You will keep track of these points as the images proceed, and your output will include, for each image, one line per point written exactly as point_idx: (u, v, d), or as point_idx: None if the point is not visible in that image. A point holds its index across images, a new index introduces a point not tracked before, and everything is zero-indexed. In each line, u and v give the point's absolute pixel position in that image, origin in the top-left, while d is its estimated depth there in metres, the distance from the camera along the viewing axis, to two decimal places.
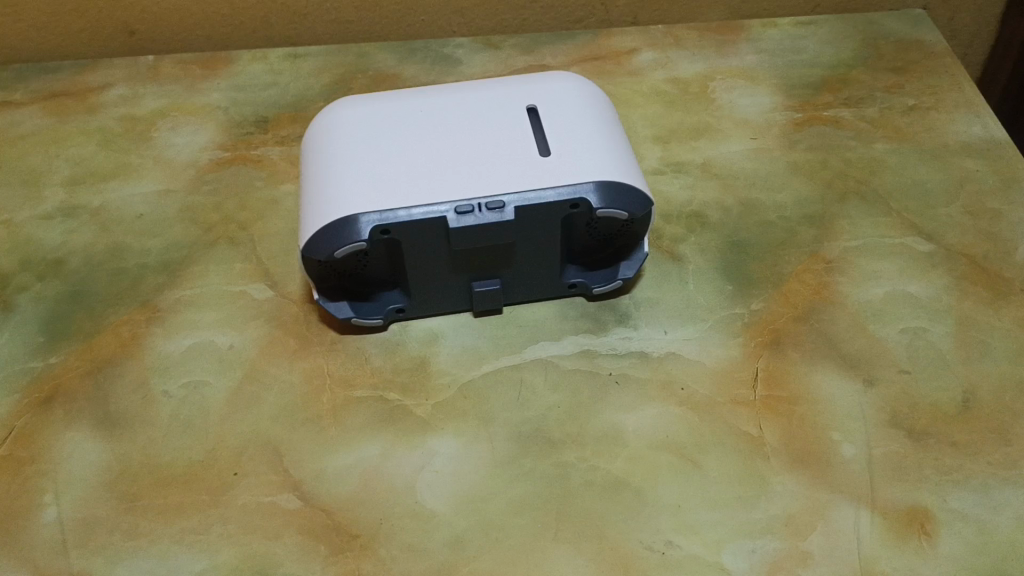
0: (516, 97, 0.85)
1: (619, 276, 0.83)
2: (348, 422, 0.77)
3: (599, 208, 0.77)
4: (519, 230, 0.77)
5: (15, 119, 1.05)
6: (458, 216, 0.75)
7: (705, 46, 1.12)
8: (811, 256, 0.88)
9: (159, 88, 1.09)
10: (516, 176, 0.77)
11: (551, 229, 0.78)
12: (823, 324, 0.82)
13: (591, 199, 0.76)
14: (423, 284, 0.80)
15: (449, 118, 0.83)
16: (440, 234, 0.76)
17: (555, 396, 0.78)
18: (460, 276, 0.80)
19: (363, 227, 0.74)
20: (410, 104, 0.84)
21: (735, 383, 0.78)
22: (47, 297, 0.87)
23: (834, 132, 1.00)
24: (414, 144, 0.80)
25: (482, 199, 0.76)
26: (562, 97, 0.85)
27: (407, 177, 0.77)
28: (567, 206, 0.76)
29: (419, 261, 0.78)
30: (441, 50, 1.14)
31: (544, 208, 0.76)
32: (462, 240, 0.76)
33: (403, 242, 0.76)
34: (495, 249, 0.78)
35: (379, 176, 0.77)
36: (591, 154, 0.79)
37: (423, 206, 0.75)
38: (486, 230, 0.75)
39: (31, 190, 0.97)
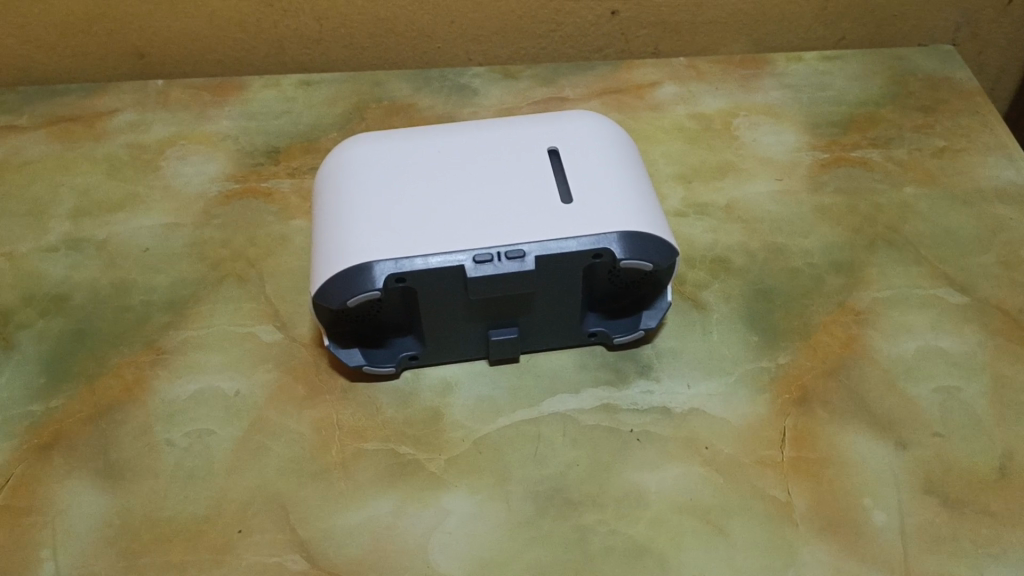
0: (538, 139, 0.82)
1: (641, 326, 0.80)
2: (358, 477, 0.74)
3: (623, 259, 0.74)
4: (539, 280, 0.74)
5: (20, 144, 1.03)
6: (477, 265, 0.72)
7: (729, 81, 1.09)
8: (840, 306, 0.85)
9: (169, 115, 1.06)
10: (538, 224, 0.74)
11: (573, 279, 0.75)
12: (852, 381, 0.79)
13: (615, 249, 0.73)
14: (438, 332, 0.77)
15: (468, 159, 0.80)
16: (457, 283, 0.73)
17: (574, 453, 0.75)
18: (477, 324, 0.77)
19: (378, 275, 0.71)
20: (427, 143, 0.81)
21: (762, 443, 0.75)
22: (49, 334, 0.84)
23: (862, 174, 0.97)
24: (432, 187, 0.77)
25: (502, 247, 0.73)
26: (585, 139, 0.82)
27: (424, 223, 0.74)
28: (590, 256, 0.73)
29: (435, 310, 0.75)
30: (457, 79, 1.11)
31: (566, 258, 0.73)
32: (480, 290, 0.73)
33: (419, 290, 0.73)
34: (514, 298, 0.75)
35: (395, 221, 0.74)
36: (615, 202, 0.76)
37: (440, 254, 0.72)
38: (506, 280, 0.72)
39: (35, 220, 0.95)
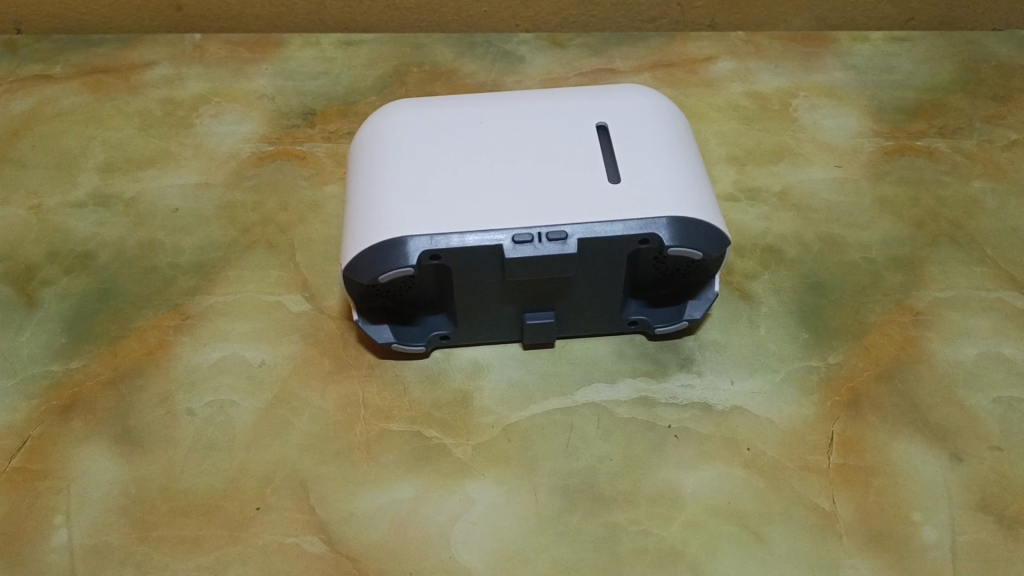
0: (586, 113, 0.77)
1: (684, 316, 0.76)
2: (382, 459, 0.71)
3: (671, 246, 0.69)
4: (580, 265, 0.70)
5: (52, 94, 1.00)
6: (515, 245, 0.68)
7: (789, 59, 1.04)
8: (897, 305, 0.80)
9: (204, 70, 1.03)
10: (582, 205, 0.70)
11: (617, 264, 0.71)
12: (907, 386, 0.75)
13: (663, 234, 0.69)
14: (471, 313, 0.74)
15: (511, 132, 0.76)
16: (495, 263, 0.69)
17: (608, 446, 0.71)
18: (513, 306, 0.74)
19: (411, 251, 0.68)
20: (469, 113, 0.77)
21: (807, 447, 0.71)
22: (73, 293, 0.82)
23: (926, 164, 0.92)
24: (472, 160, 0.74)
25: (543, 228, 0.69)
26: (636, 115, 0.77)
27: (462, 198, 0.71)
28: (636, 241, 0.69)
29: (470, 289, 0.71)
30: (503, 46, 1.06)
31: (611, 242, 0.69)
32: (517, 272, 0.69)
33: (453, 268, 0.70)
34: (553, 282, 0.71)
35: (431, 195, 0.71)
36: (665, 184, 0.72)
37: (478, 231, 0.68)
38: (546, 263, 0.68)
39: (64, 173, 0.92)
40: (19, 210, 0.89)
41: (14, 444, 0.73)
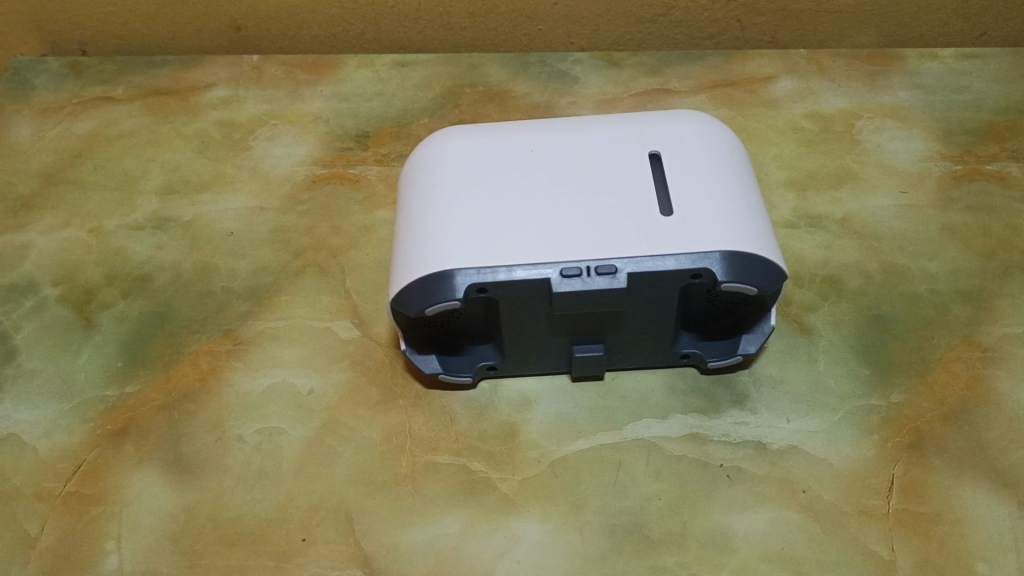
0: (639, 140, 0.76)
1: (738, 351, 0.74)
2: (428, 491, 0.71)
3: (724, 281, 0.67)
4: (630, 300, 0.68)
5: (115, 116, 1.02)
6: (563, 279, 0.67)
7: (853, 77, 1.00)
8: (964, 341, 0.77)
9: (261, 91, 1.04)
10: (634, 237, 0.68)
11: (668, 299, 0.69)
12: (974, 428, 0.71)
13: (716, 269, 0.67)
14: (518, 344, 0.73)
15: (562, 160, 0.75)
16: (543, 296, 0.68)
17: (656, 484, 0.70)
18: (561, 338, 0.72)
19: (459, 284, 0.67)
20: (520, 140, 0.76)
21: (865, 491, 0.68)
22: (129, 316, 0.84)
23: (998, 190, 0.88)
24: (521, 189, 0.72)
25: (593, 262, 0.67)
26: (691, 143, 0.75)
27: (511, 230, 0.70)
28: (687, 276, 0.67)
29: (517, 321, 0.70)
30: (557, 65, 1.05)
31: (662, 277, 0.67)
32: (565, 306, 0.68)
33: (501, 301, 0.69)
34: (602, 316, 0.70)
35: (480, 225, 0.70)
36: (719, 217, 0.70)
37: (527, 265, 0.67)
38: (595, 297, 0.67)
39: (124, 196, 0.94)
40: (80, 232, 0.91)
41: (70, 467, 0.74)
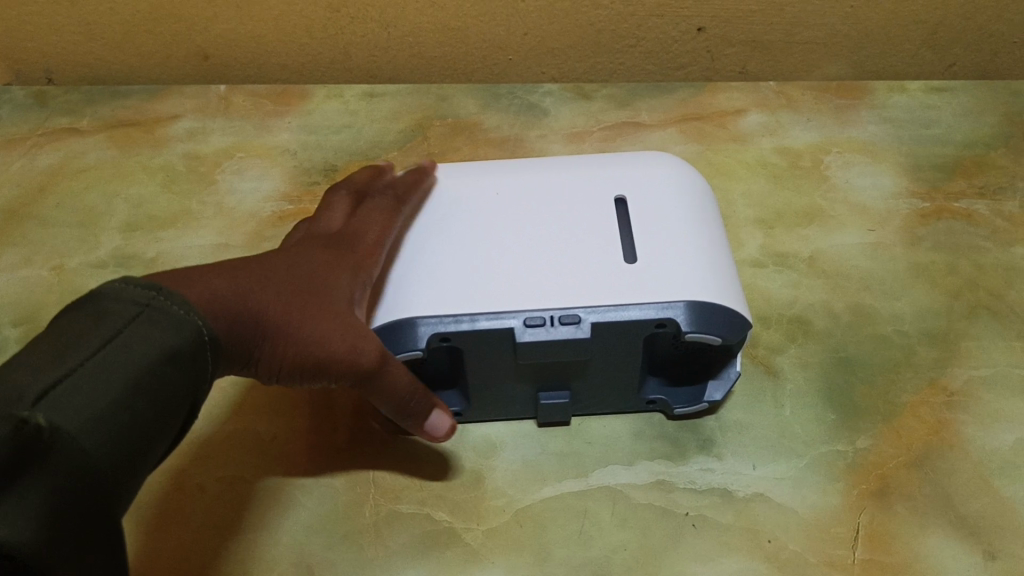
0: (605, 185, 0.75)
1: (704, 398, 0.73)
2: (390, 543, 0.69)
3: (687, 331, 0.66)
4: (594, 350, 0.67)
5: (79, 148, 1.01)
6: (527, 330, 0.66)
7: (823, 111, 1.01)
8: (930, 385, 0.77)
9: (228, 123, 1.03)
10: (598, 286, 0.68)
11: (633, 349, 0.68)
12: (939, 474, 0.71)
13: (679, 319, 0.66)
14: (484, 390, 0.72)
15: (527, 206, 0.74)
16: (507, 346, 0.67)
17: (622, 533, 0.69)
18: (526, 384, 0.72)
19: (420, 334, 0.66)
20: (485, 184, 0.76)
21: (831, 541, 0.68)
22: None
23: (965, 229, 0.88)
24: (486, 235, 0.72)
25: (556, 311, 0.67)
26: (657, 188, 0.75)
27: (474, 278, 0.69)
28: (651, 325, 0.67)
29: (481, 369, 0.70)
30: (527, 97, 1.05)
31: (627, 327, 0.66)
32: (529, 355, 0.67)
33: (464, 350, 0.68)
34: (567, 365, 0.69)
35: (444, 273, 0.69)
36: (684, 266, 0.69)
37: (490, 314, 0.67)
38: (559, 347, 0.66)
39: (88, 232, 0.93)
40: (42, 270, 0.89)
41: None
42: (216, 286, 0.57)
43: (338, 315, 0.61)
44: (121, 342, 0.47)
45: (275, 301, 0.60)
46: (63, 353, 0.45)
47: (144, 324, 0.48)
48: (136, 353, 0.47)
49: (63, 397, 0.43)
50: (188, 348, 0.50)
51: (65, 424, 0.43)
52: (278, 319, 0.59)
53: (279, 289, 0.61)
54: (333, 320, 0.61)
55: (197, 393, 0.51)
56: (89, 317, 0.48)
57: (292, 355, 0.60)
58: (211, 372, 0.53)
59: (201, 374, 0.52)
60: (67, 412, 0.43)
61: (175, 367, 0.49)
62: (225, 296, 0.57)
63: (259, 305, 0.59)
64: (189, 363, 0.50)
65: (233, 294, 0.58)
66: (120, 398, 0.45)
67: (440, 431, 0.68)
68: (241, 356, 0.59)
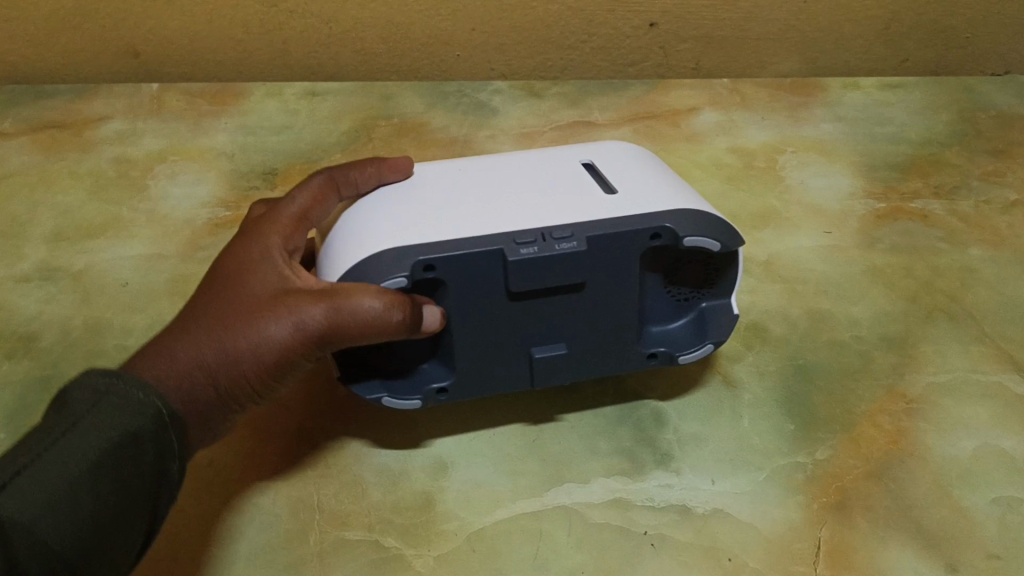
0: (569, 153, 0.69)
1: (707, 339, 0.65)
2: (334, 570, 0.65)
3: (684, 235, 0.58)
4: (591, 267, 0.58)
5: (0, 152, 0.95)
6: (517, 246, 0.56)
7: (777, 110, 1.00)
8: (889, 392, 0.75)
9: (162, 125, 0.98)
10: (586, 211, 0.59)
11: (630, 265, 0.59)
12: (899, 484, 0.69)
13: (675, 224, 0.58)
14: (469, 355, 0.61)
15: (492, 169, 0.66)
16: (494, 272, 0.57)
17: (579, 554, 0.66)
18: (518, 341, 0.61)
19: (398, 262, 0.56)
20: (441, 163, 0.69)
21: (791, 558, 0.65)
22: (11, 380, 0.75)
23: (921, 230, 0.87)
24: (450, 188, 0.64)
25: (546, 229, 0.57)
26: (619, 152, 0.69)
27: (447, 214, 0.60)
28: (647, 237, 0.58)
29: (468, 322, 0.59)
30: (476, 96, 1.01)
31: (624, 238, 0.58)
32: (524, 281, 0.57)
33: (447, 283, 0.57)
34: (556, 299, 0.60)
35: (413, 215, 0.60)
36: (663, 189, 0.62)
37: (470, 237, 0.57)
38: (554, 265, 0.56)
39: (9, 243, 0.87)
40: None
41: None
42: (159, 365, 0.50)
43: (277, 304, 0.54)
44: (76, 432, 0.43)
45: (213, 331, 0.53)
46: (16, 451, 0.41)
47: (105, 412, 0.44)
48: (96, 445, 0.43)
49: (16, 491, 0.39)
50: (151, 435, 0.46)
51: (19, 520, 0.39)
52: (234, 350, 0.53)
53: (215, 322, 0.54)
54: (275, 312, 0.54)
55: (163, 477, 0.47)
56: (52, 415, 0.44)
57: (265, 369, 0.53)
58: (177, 450, 0.48)
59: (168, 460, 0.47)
60: (16, 508, 0.39)
61: (138, 460, 0.45)
62: (175, 372, 0.50)
63: (207, 355, 0.52)
64: (152, 454, 0.46)
65: (187, 354, 0.52)
66: (77, 490, 0.41)
67: (434, 325, 0.57)
68: (220, 409, 0.53)
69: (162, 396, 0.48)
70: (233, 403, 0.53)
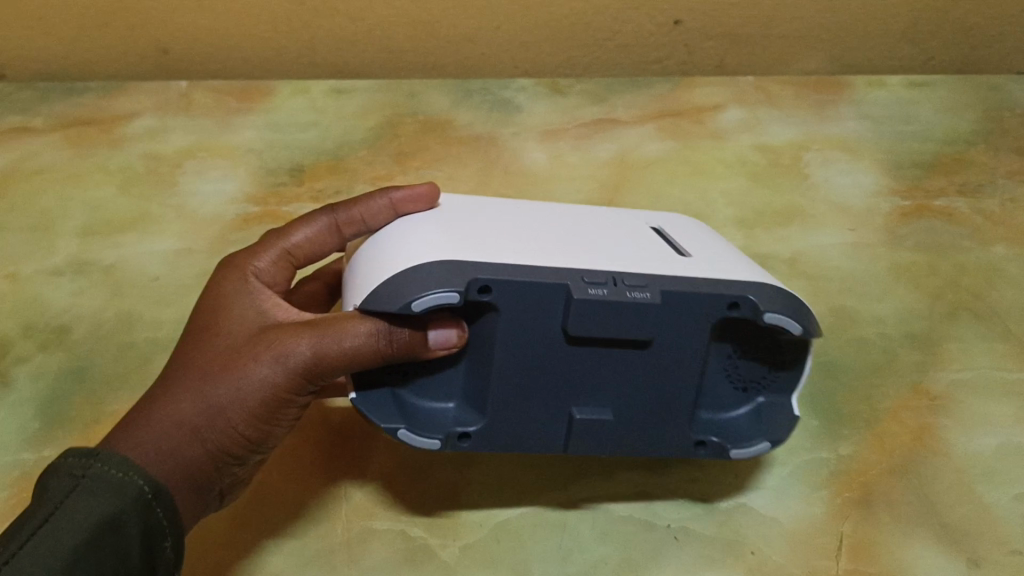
0: (643, 226, 0.69)
1: (766, 437, 0.61)
2: (363, 560, 0.67)
3: (765, 310, 0.56)
4: (659, 321, 0.56)
5: (32, 149, 0.97)
6: (586, 286, 0.54)
7: (802, 108, 1.00)
8: (913, 389, 0.75)
9: (190, 122, 0.99)
10: (659, 266, 0.58)
11: (700, 333, 0.57)
12: (922, 480, 0.70)
13: (757, 299, 0.56)
14: (507, 396, 0.58)
15: (563, 223, 0.66)
16: (556, 309, 0.55)
17: (602, 547, 0.67)
18: (562, 392, 0.58)
19: (458, 275, 0.54)
20: (513, 210, 0.68)
21: (814, 551, 0.66)
22: (47, 372, 0.78)
23: (946, 228, 0.87)
24: (518, 229, 0.63)
25: (621, 275, 0.56)
26: (699, 235, 0.69)
27: (514, 248, 0.58)
28: (724, 305, 0.56)
29: (514, 358, 0.56)
30: (501, 93, 1.02)
31: (697, 297, 0.56)
32: (584, 322, 0.55)
33: (499, 309, 0.55)
34: (615, 352, 0.57)
35: (476, 242, 0.59)
36: (743, 270, 0.61)
37: (541, 266, 0.55)
38: (620, 311, 0.54)
39: (42, 238, 0.89)
40: None
41: None
42: (145, 438, 0.54)
43: (260, 346, 0.56)
44: (58, 519, 0.48)
45: (192, 395, 0.56)
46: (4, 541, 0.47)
47: (85, 495, 0.49)
48: (75, 528, 0.48)
49: None
50: (133, 512, 0.50)
51: None
52: (220, 403, 0.56)
53: (204, 373, 0.57)
54: (253, 362, 0.56)
55: (156, 547, 0.52)
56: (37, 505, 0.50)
57: (254, 414, 0.56)
58: (167, 514, 0.53)
59: (155, 528, 0.52)
60: None
61: (121, 533, 0.49)
62: (159, 434, 0.54)
63: (195, 411, 0.55)
64: (138, 527, 0.50)
65: (173, 421, 0.55)
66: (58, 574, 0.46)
67: (452, 342, 0.55)
68: (213, 458, 0.56)
69: (144, 471, 0.52)
70: (228, 451, 0.57)
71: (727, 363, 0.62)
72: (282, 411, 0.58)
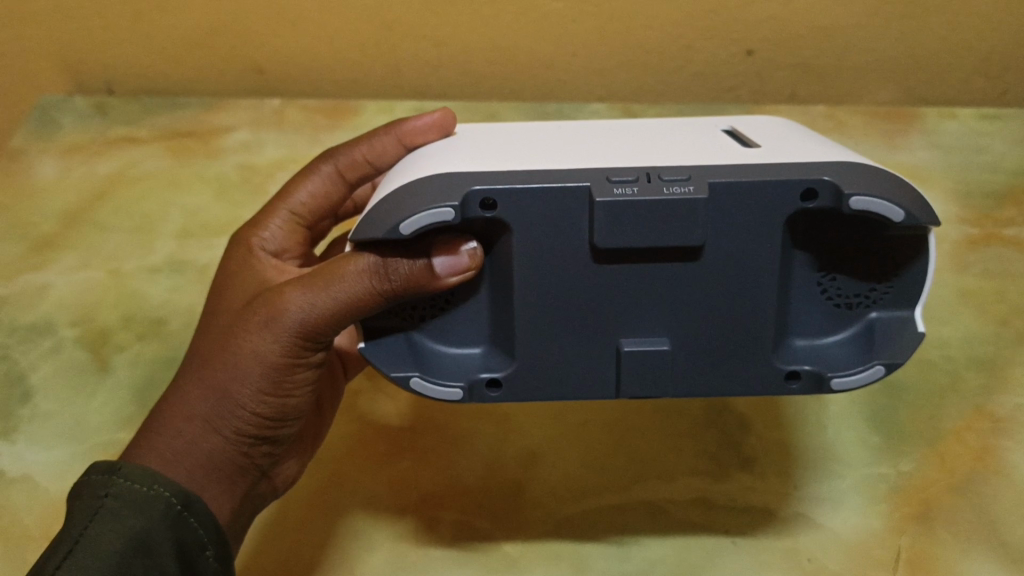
0: (712, 131, 0.65)
1: (873, 359, 0.56)
2: (430, 547, 0.71)
3: (849, 192, 0.50)
4: (712, 223, 0.52)
5: (137, 157, 1.04)
6: (611, 185, 0.51)
7: (872, 136, 1.01)
8: (976, 411, 0.76)
9: (282, 136, 1.06)
10: (712, 159, 0.54)
11: (770, 231, 0.52)
12: (982, 499, 0.71)
13: (836, 180, 0.51)
14: (544, 333, 0.55)
15: (626, 136, 0.64)
16: (580, 215, 0.52)
17: (661, 547, 0.70)
18: (608, 324, 0.55)
19: (457, 186, 0.51)
20: (573, 131, 0.67)
21: (869, 562, 0.68)
22: (143, 360, 0.85)
23: (1015, 256, 0.87)
24: (570, 145, 0.60)
25: (655, 169, 0.52)
26: (777, 132, 0.65)
27: (541, 157, 0.56)
28: (796, 196, 0.51)
29: (551, 282, 0.54)
30: (575, 116, 1.06)
31: (757, 189, 0.51)
32: (615, 231, 0.51)
33: (511, 225, 0.52)
34: (663, 267, 0.54)
35: (493, 158, 0.57)
36: (820, 153, 0.55)
37: (562, 170, 0.52)
38: (660, 211, 0.51)
39: (143, 238, 0.95)
40: (98, 273, 0.92)
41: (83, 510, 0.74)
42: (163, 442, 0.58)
43: (253, 320, 0.58)
44: (84, 549, 0.52)
45: (200, 388, 0.59)
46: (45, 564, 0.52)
47: (111, 518, 0.54)
48: (103, 554, 0.52)
49: None
50: (162, 527, 0.54)
51: None
52: (227, 388, 0.59)
53: (209, 361, 0.60)
54: (247, 340, 0.58)
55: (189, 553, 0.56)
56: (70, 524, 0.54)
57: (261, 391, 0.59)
58: (201, 523, 0.57)
59: (189, 536, 0.56)
60: None
61: (153, 552, 0.53)
62: (176, 433, 0.58)
63: (207, 402, 0.59)
64: (168, 542, 0.54)
65: (188, 417, 0.59)
66: None
67: (462, 264, 0.52)
68: (236, 442, 0.60)
69: (168, 482, 0.56)
70: (250, 431, 0.60)
71: (821, 278, 0.57)
72: (294, 378, 0.60)
